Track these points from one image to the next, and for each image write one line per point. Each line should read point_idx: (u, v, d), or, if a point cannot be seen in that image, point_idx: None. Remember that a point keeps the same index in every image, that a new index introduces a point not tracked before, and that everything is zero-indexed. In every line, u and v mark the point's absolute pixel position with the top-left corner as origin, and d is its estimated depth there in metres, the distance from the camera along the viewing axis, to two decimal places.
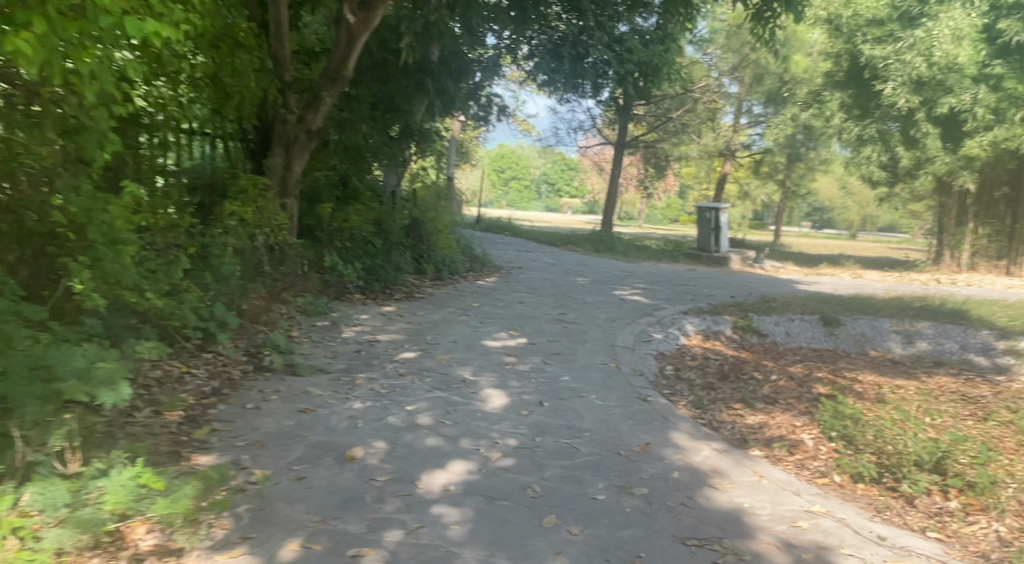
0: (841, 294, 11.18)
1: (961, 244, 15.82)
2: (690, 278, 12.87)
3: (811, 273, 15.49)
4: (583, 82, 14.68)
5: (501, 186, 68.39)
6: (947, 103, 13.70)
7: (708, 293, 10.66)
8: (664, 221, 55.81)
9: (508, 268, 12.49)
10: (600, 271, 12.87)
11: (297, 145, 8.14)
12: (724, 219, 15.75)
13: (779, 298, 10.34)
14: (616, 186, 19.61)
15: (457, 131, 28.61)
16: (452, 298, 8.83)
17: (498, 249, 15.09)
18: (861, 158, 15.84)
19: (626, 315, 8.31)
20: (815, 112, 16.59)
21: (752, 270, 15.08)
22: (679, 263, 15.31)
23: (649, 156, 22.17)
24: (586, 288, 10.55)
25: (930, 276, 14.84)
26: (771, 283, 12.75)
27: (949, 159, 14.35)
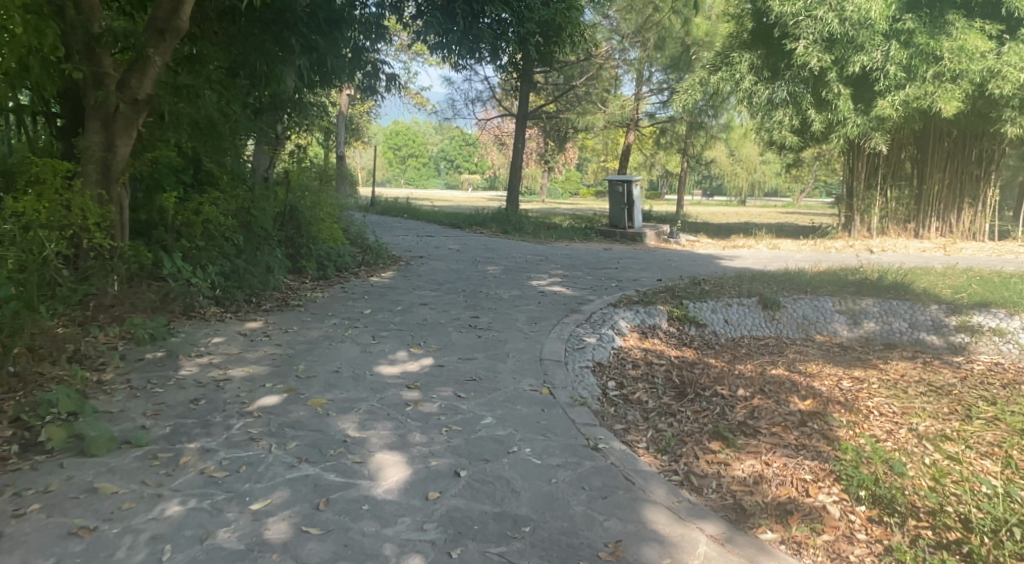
0: (772, 269, 10.22)
1: (871, 208, 14.65)
2: (610, 259, 11.66)
3: (727, 244, 14.68)
4: (479, 46, 13.24)
5: (397, 164, 65.93)
6: (859, 62, 12.67)
7: (631, 278, 9.46)
8: (564, 195, 55.05)
9: (407, 259, 10.92)
10: (510, 256, 11.46)
11: (121, 119, 6.46)
12: (636, 192, 14.68)
13: (712, 280, 9.23)
14: (519, 160, 18.19)
15: (345, 106, 26.45)
16: (337, 303, 7.26)
17: (396, 235, 13.45)
18: (772, 123, 14.30)
19: (547, 314, 6.99)
20: (722, 74, 15.09)
21: (670, 245, 14.12)
22: (592, 242, 14.14)
23: (550, 129, 20.92)
24: (496, 280, 9.13)
25: (845, 242, 14.14)
26: (696, 261, 11.67)
27: (862, 120, 13.27)
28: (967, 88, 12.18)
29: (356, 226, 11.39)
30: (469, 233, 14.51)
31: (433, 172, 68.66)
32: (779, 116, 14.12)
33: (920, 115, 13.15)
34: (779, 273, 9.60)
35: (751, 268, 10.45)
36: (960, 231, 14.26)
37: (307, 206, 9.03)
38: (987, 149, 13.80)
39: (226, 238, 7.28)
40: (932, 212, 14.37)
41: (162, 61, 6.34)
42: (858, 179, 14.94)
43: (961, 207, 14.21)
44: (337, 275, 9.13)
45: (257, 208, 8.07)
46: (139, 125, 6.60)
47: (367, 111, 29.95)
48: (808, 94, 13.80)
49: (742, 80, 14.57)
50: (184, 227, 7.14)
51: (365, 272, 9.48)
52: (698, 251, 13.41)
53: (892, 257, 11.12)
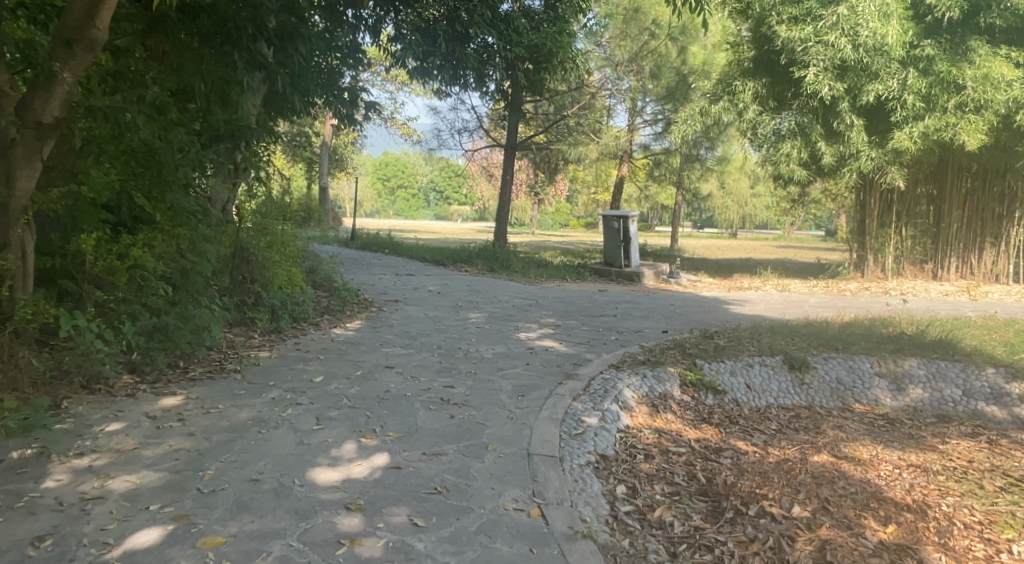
0: (793, 318, 9.00)
1: (886, 247, 13.57)
2: (606, 304, 10.44)
3: (730, 285, 13.56)
4: (464, 73, 12.27)
5: (386, 195, 64.95)
6: (873, 91, 11.54)
7: (635, 329, 8.26)
8: (554, 226, 54.02)
9: (379, 304, 9.68)
10: (495, 300, 10.23)
11: (20, 146, 5.27)
12: (633, 228, 13.55)
13: (731, 332, 7.98)
14: (506, 194, 17.08)
15: (328, 136, 25.37)
16: (284, 367, 6.05)
17: (372, 275, 12.24)
18: (778, 156, 13.07)
19: (535, 380, 5.77)
20: (725, 103, 13.84)
21: (670, 286, 13.01)
22: (586, 281, 13.01)
23: (540, 161, 19.93)
24: (477, 331, 7.92)
25: (859, 284, 13.05)
26: (705, 307, 10.44)
27: (878, 153, 12.19)
28: (992, 119, 11.21)
29: (324, 265, 10.17)
30: (451, 271, 13.31)
31: (422, 204, 67.68)
32: (785, 148, 12.88)
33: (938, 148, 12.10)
34: (802, 325, 8.31)
35: (766, 317, 9.14)
36: (980, 272, 13.11)
37: (264, 249, 7.73)
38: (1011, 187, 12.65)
39: (155, 288, 6.05)
40: (952, 252, 13.31)
41: (73, 79, 5.18)
42: (870, 217, 13.94)
43: (982, 247, 13.08)
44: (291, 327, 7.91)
45: (197, 252, 6.79)
46: (45, 156, 5.40)
47: (352, 142, 28.89)
48: (819, 126, 12.57)
49: (746, 110, 13.36)
50: (104, 274, 5.92)
51: (328, 321, 8.26)
52: (701, 292, 12.27)
53: (919, 304, 10.03)
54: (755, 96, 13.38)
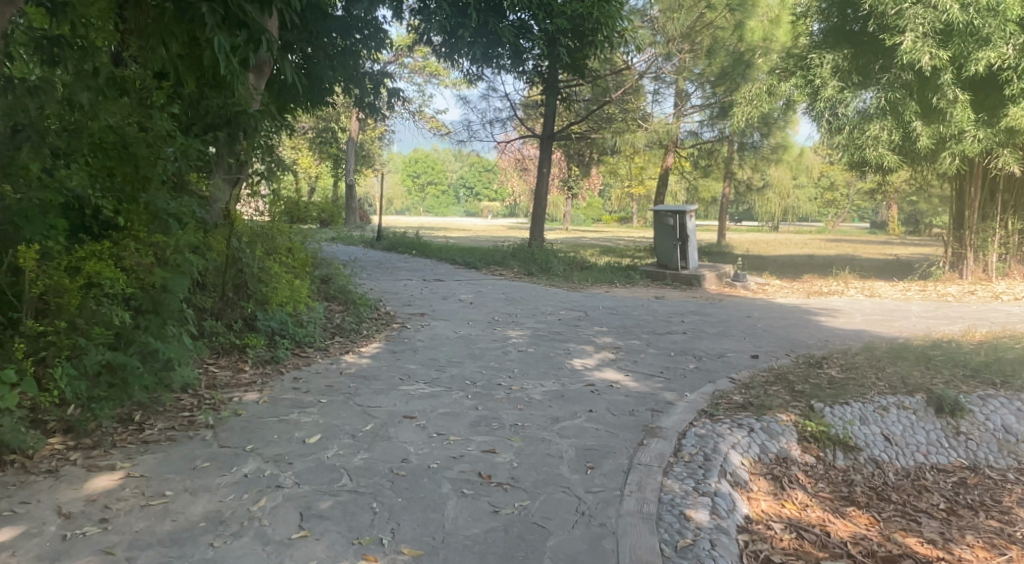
0: (909, 337, 7.25)
1: (990, 243, 11.78)
2: (668, 315, 8.77)
3: (805, 287, 11.84)
4: (499, 52, 10.87)
5: (417, 192, 63.69)
6: (984, 60, 9.84)
7: (717, 354, 6.62)
8: (588, 222, 52.15)
9: (402, 319, 8.17)
10: (539, 311, 8.66)
11: None
12: (692, 225, 11.73)
13: (843, 360, 6.29)
14: (544, 188, 15.45)
15: (354, 130, 24.00)
16: (270, 418, 4.58)
17: (394, 281, 10.72)
18: (862, 139, 11.34)
19: (606, 440, 4.23)
20: (799, 81, 12.12)
21: (738, 290, 11.32)
22: (639, 286, 11.32)
23: (579, 153, 18.35)
24: (521, 358, 6.36)
25: (961, 288, 11.28)
26: (788, 318, 8.71)
27: (988, 133, 10.42)
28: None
29: (338, 272, 8.69)
30: (485, 275, 11.73)
31: (453, 200, 66.27)
32: (873, 128, 11.10)
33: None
34: (929, 348, 6.58)
35: (874, 336, 7.39)
36: None
37: (257, 257, 6.36)
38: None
39: (110, 314, 4.36)
40: None
41: None
42: (970, 207, 12.11)
43: None
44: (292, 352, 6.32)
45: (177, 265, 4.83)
46: None
47: (379, 137, 27.58)
48: (915, 103, 10.93)
49: (824, 87, 11.58)
50: (54, 293, 4.30)
51: (339, 343, 6.77)
52: (776, 298, 10.59)
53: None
54: (834, 68, 11.70)
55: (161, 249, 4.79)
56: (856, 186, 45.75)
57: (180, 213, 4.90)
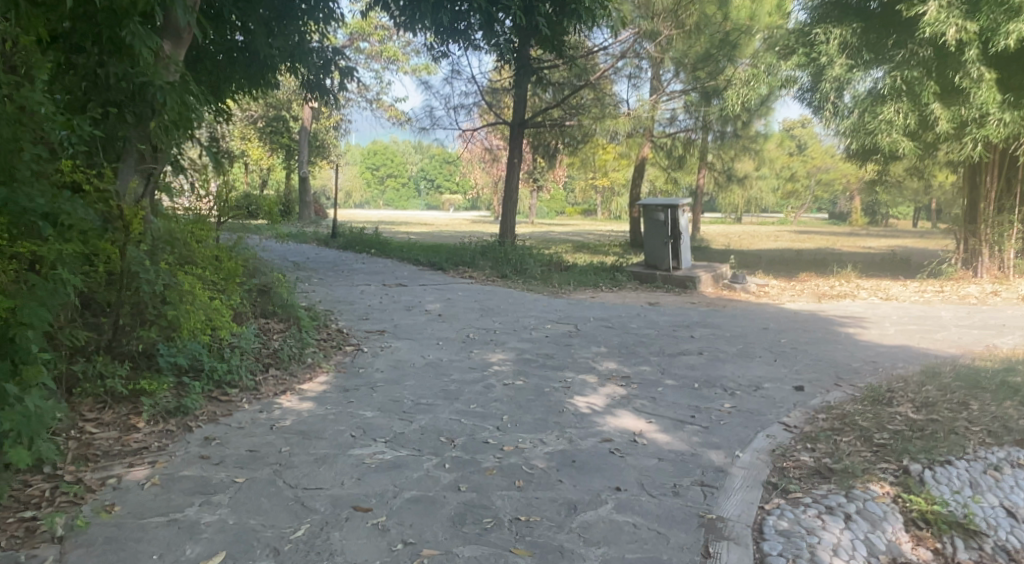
0: (970, 360, 6.00)
1: (1006, 240, 11.07)
2: (671, 327, 7.40)
3: (809, 289, 10.65)
4: (469, 24, 9.57)
5: (376, 185, 61.59)
6: (1015, 33, 8.76)
7: (753, 388, 5.25)
8: (552, 214, 50.78)
9: (355, 338, 6.66)
10: (520, 326, 7.21)
11: None
12: (685, 221, 10.35)
13: (913, 396, 4.98)
14: (515, 179, 14.00)
15: (307, 118, 22.20)
16: (155, 518, 3.12)
17: (347, 288, 9.16)
18: (873, 123, 10.31)
19: (655, 550, 2.90)
20: (801, 59, 11.26)
21: (740, 294, 10.05)
22: (629, 290, 9.94)
23: (547, 143, 16.99)
24: (507, 398, 4.89)
25: (982, 290, 10.35)
26: (811, 331, 7.40)
27: (1016, 116, 9.50)
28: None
29: (278, 281, 7.10)
30: (452, 278, 10.23)
31: (413, 192, 64.35)
32: (886, 110, 10.10)
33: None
34: (1008, 378, 5.32)
35: (927, 359, 6.12)
36: None
37: (160, 269, 4.54)
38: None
39: None
40: None
41: None
42: (986, 199, 11.41)
43: None
44: (207, 396, 4.73)
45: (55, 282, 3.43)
46: None
47: (334, 126, 25.76)
48: (933, 82, 9.94)
49: (831, 66, 10.66)
50: None
51: (273, 379, 5.18)
52: (785, 304, 9.37)
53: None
54: (842, 44, 10.74)
55: (31, 260, 3.39)
56: (819, 177, 45.33)
57: (55, 209, 3.50)
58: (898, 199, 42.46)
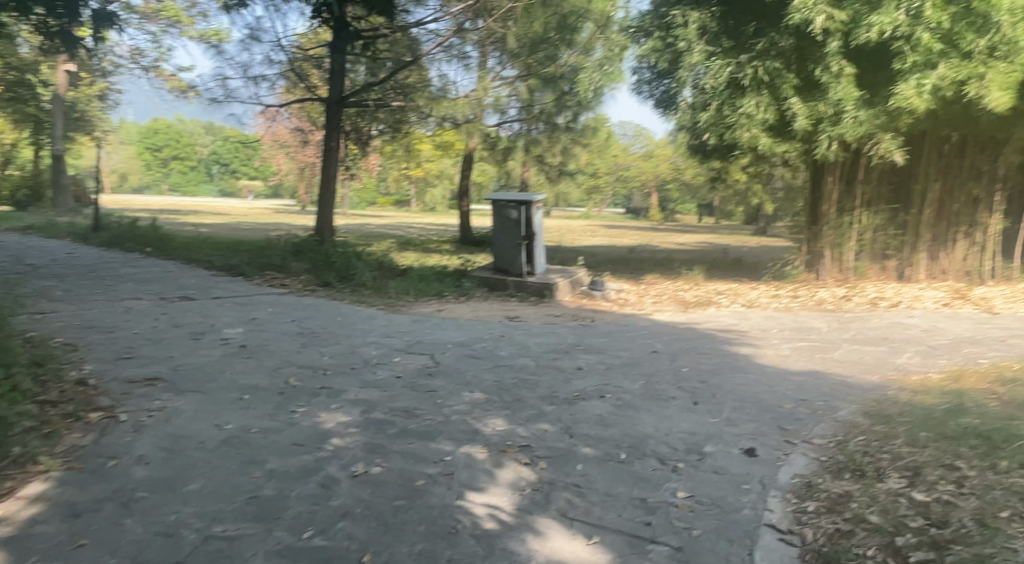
0: (906, 401, 5.10)
1: (847, 242, 11.68)
2: (549, 354, 5.89)
3: (669, 295, 9.79)
4: None
5: (158, 167, 54.88)
6: (877, 25, 8.78)
7: (696, 456, 3.85)
8: (361, 204, 47.93)
9: (108, 389, 4.23)
10: (356, 355, 5.32)
11: None
12: (538, 218, 8.97)
13: (894, 463, 3.85)
14: (333, 167, 11.88)
15: (62, 83, 18.17)
16: None
17: (105, 303, 6.70)
18: (732, 117, 9.83)
19: None
20: (658, 43, 10.65)
21: (603, 303, 8.85)
22: (478, 301, 8.35)
23: (364, 127, 14.92)
24: (361, 501, 3.06)
25: (834, 295, 10.17)
26: (707, 357, 6.25)
27: (870, 115, 9.60)
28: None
29: None
30: (255, 287, 8.02)
31: (204, 177, 58.31)
32: (746, 104, 9.69)
33: (963, 101, 9.63)
34: (975, 431, 4.41)
35: (860, 399, 5.14)
36: (955, 270, 11.19)
37: None
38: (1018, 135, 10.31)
39: None
40: (924, 248, 11.33)
41: None
42: (828, 202, 11.81)
43: (955, 237, 11.17)
44: None
45: None
46: None
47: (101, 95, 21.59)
48: (793, 76, 9.68)
49: (689, 53, 10.05)
50: None
51: None
52: (654, 315, 8.30)
53: (999, 354, 6.88)
54: (701, 29, 10.16)
55: None
56: (621, 175, 46.62)
57: None
58: (693, 196, 44.93)
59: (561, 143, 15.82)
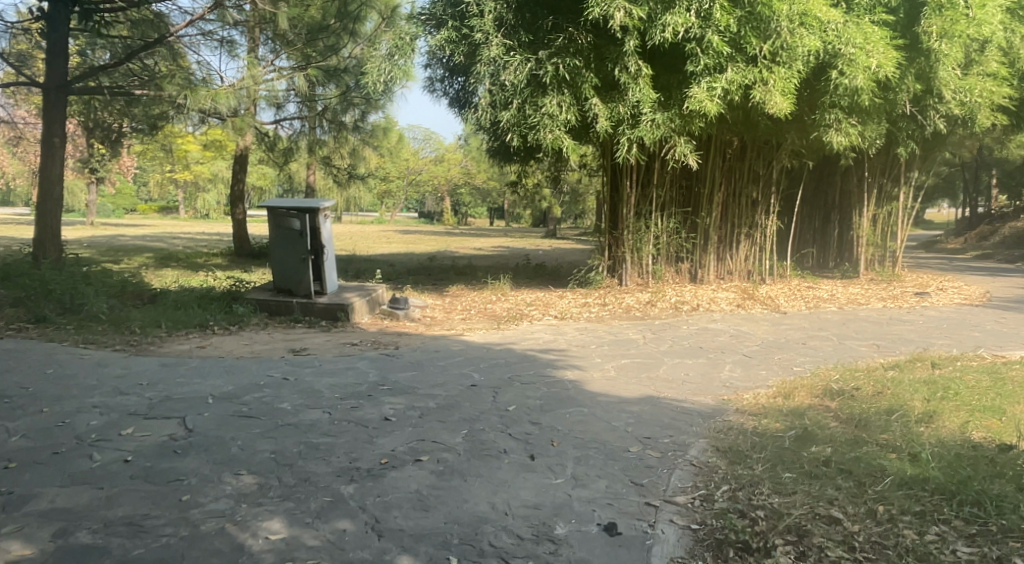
0: (751, 429, 4.62)
1: (645, 246, 11.08)
2: (344, 401, 4.78)
3: (475, 309, 8.95)
4: None
5: None
6: (671, 25, 8.65)
7: (549, 546, 2.96)
8: (118, 212, 42.38)
9: None
10: (64, 430, 3.96)
11: None
12: (327, 231, 7.77)
13: (773, 526, 3.19)
14: (57, 168, 9.73)
15: None
16: None
17: None
18: (533, 117, 9.12)
19: None
20: (451, 33, 9.54)
21: (406, 324, 7.82)
22: (254, 331, 6.97)
23: (109, 122, 12.59)
24: None
25: (640, 300, 9.86)
26: (530, 390, 5.43)
27: (666, 117, 9.41)
28: (800, 71, 9.46)
29: None
30: None
31: None
32: (548, 102, 9.08)
33: (747, 106, 9.87)
34: (834, 465, 3.94)
35: (706, 432, 4.54)
36: (738, 269, 11.90)
37: None
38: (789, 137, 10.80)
39: None
40: (712, 251, 11.63)
41: None
42: (626, 205, 11.13)
43: (738, 239, 11.89)
44: None
45: None
46: None
47: None
48: (593, 75, 9.24)
49: (486, 45, 9.17)
50: None
51: None
52: (464, 336, 7.41)
53: (810, 358, 6.76)
54: (497, 20, 9.37)
55: None
56: (411, 179, 45.55)
57: None
58: (484, 200, 44.98)
59: (348, 144, 14.46)
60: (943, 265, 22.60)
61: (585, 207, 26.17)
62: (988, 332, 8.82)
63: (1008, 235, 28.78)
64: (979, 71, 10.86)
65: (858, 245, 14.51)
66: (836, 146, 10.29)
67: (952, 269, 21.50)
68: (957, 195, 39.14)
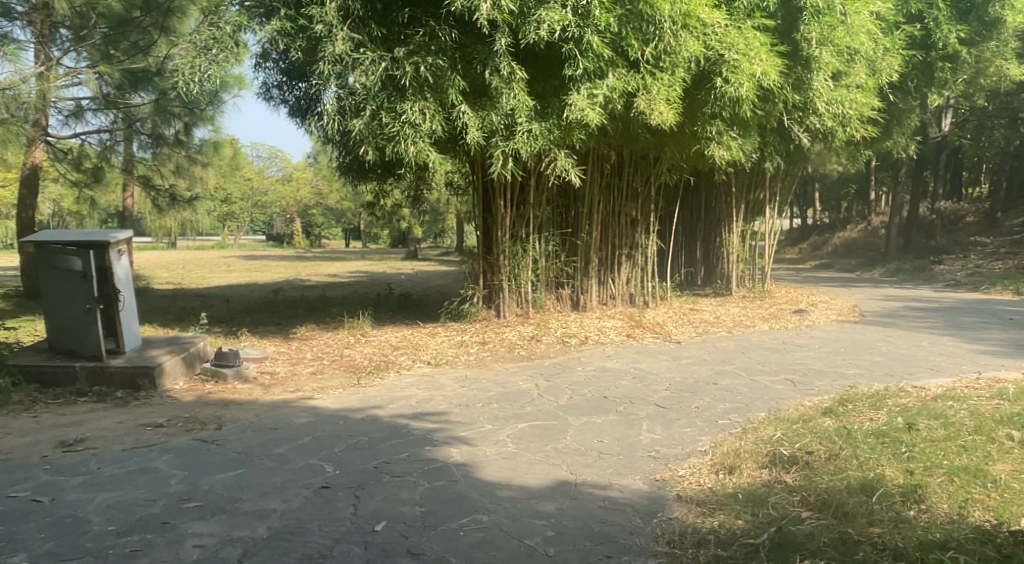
0: (707, 533, 3.48)
1: (523, 272, 9.91)
2: (121, 543, 3.34)
3: (329, 359, 7.38)
4: None
5: None
6: (545, 20, 7.57)
7: None
8: None
9: None
10: None
11: None
12: (123, 272, 6.15)
13: None
14: None
15: None
16: None
17: None
18: (392, 127, 7.69)
19: None
20: (284, 23, 7.83)
21: (237, 388, 6.15)
22: (14, 413, 5.28)
23: None
24: None
25: (521, 335, 8.65)
26: (406, 487, 4.02)
27: (544, 128, 8.28)
28: (683, 77, 8.62)
29: None
30: None
31: None
32: (409, 109, 7.69)
33: (628, 116, 8.94)
34: None
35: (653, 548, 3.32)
36: (620, 293, 10.99)
37: None
38: (669, 151, 9.98)
39: None
40: (594, 274, 10.65)
41: None
42: (500, 227, 9.84)
43: (620, 260, 11.01)
44: None
45: None
46: None
47: None
48: (460, 78, 7.95)
49: (329, 39, 7.60)
50: None
51: None
52: (311, 400, 5.90)
53: (732, 405, 5.75)
54: (341, 9, 7.79)
55: None
56: (256, 199, 42.25)
57: None
58: (337, 221, 42.38)
59: (171, 161, 12.36)
60: (799, 277, 23.09)
61: (448, 224, 24.72)
62: (889, 354, 8.25)
63: (846, 243, 30.23)
64: (849, 83, 10.54)
65: (729, 260, 14.06)
66: (718, 160, 9.57)
67: (809, 281, 21.81)
68: (797, 206, 41.00)
